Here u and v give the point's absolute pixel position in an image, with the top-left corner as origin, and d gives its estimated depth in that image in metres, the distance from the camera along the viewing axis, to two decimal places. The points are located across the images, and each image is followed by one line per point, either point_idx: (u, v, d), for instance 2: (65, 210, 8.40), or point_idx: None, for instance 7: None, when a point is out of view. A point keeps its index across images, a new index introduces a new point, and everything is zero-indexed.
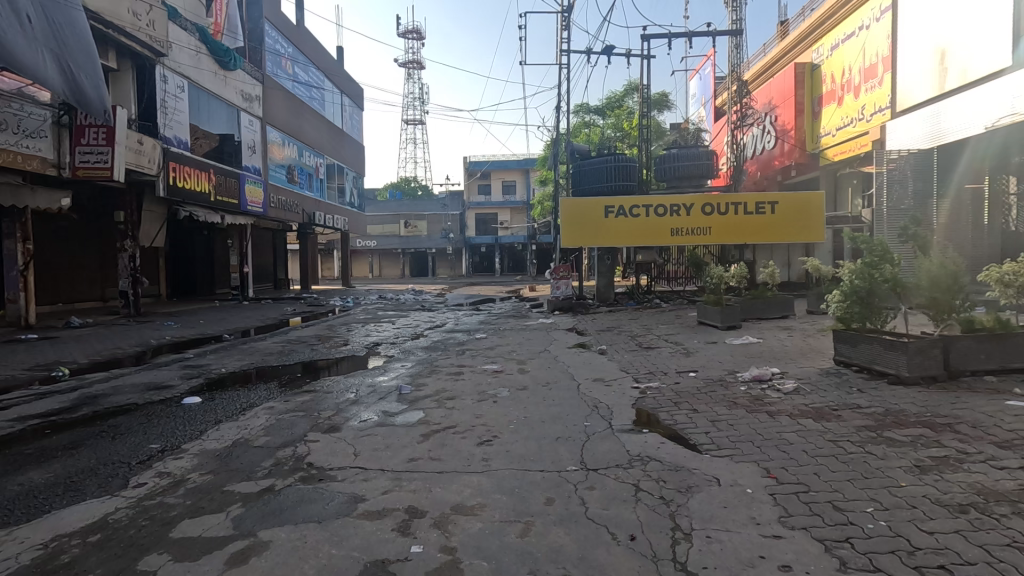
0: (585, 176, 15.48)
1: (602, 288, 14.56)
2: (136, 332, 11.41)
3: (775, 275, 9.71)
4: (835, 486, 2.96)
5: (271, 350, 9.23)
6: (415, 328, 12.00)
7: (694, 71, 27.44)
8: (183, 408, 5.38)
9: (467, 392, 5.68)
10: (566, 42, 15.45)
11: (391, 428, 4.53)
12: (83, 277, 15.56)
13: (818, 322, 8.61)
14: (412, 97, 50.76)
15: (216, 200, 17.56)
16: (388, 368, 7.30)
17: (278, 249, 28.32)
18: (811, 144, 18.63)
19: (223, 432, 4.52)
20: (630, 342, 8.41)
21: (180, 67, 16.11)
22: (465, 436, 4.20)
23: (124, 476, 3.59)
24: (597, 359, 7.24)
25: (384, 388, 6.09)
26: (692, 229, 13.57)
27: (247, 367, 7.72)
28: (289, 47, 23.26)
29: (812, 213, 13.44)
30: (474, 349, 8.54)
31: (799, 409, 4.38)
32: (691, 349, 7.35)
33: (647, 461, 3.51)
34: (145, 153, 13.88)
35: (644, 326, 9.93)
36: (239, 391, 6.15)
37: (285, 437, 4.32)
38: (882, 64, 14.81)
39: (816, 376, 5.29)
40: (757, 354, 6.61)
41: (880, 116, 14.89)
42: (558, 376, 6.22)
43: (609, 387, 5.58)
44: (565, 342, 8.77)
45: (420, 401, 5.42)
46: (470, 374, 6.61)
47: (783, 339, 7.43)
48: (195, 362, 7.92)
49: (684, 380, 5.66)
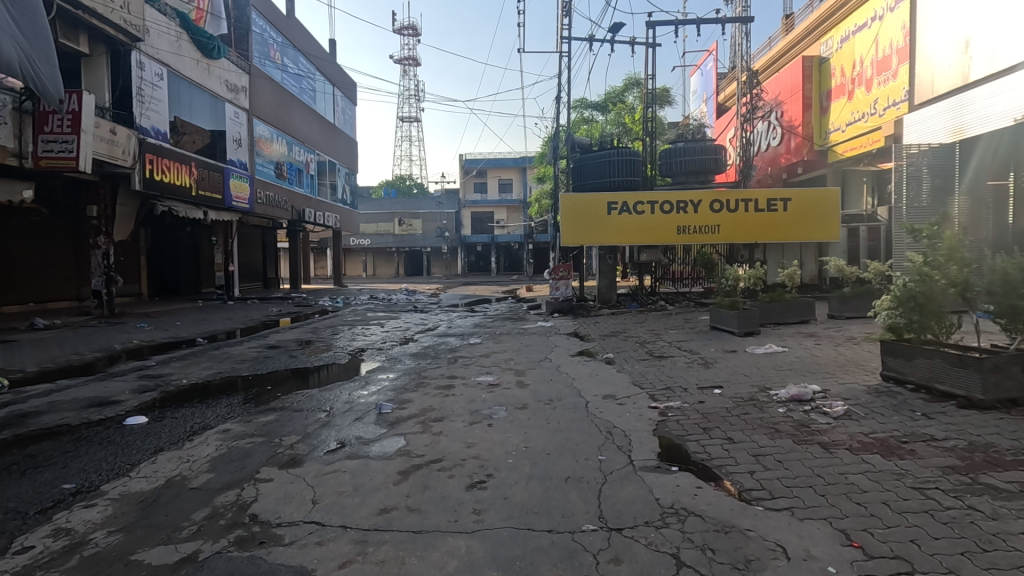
0: (587, 171, 14.69)
1: (604, 289, 13.79)
2: (104, 335, 10.57)
3: (795, 276, 8.97)
4: (950, 566, 2.19)
5: (245, 356, 8.41)
6: (404, 331, 11.17)
7: (695, 67, 26.79)
8: (123, 432, 4.55)
9: (458, 412, 4.88)
10: (567, 29, 14.60)
11: (364, 461, 3.73)
12: (56, 276, 14.72)
13: (844, 328, 7.85)
14: (408, 93, 49.89)
15: (198, 194, 16.69)
16: (371, 380, 6.49)
17: (267, 247, 27.43)
18: (820, 140, 17.94)
19: (160, 467, 3.71)
20: (638, 349, 7.65)
21: (159, 53, 15.25)
22: (453, 475, 3.41)
23: (9, 536, 2.77)
24: (605, 369, 6.45)
25: (362, 405, 5.29)
26: (700, 227, 12.83)
27: (212, 378, 6.87)
28: (278, 37, 22.40)
29: (825, 211, 12.72)
30: (467, 357, 7.73)
31: (860, 440, 3.62)
32: (710, 359, 6.58)
33: (685, 517, 2.73)
34: (118, 143, 13.08)
35: (652, 332, 9.16)
36: (195, 409, 5.33)
37: (231, 475, 3.51)
38: (897, 55, 14.14)
39: (865, 396, 4.52)
40: (787, 367, 5.84)
41: (895, 110, 14.25)
42: (562, 392, 5.45)
43: (621, 407, 4.81)
44: (567, 350, 8.01)
45: (402, 424, 4.62)
46: (462, 387, 5.82)
47: (812, 349, 6.67)
48: (155, 371, 7.10)
49: (710, 399, 4.89)
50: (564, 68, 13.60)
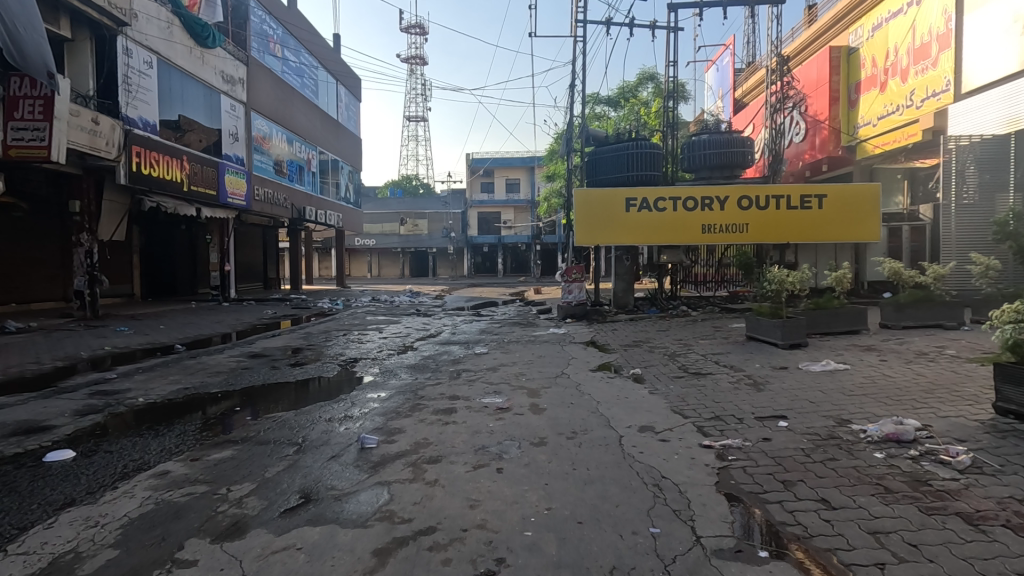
0: (602, 165, 13.68)
1: (620, 292, 12.78)
2: (74, 341, 9.63)
3: (846, 279, 7.84)
4: None
5: (220, 367, 7.43)
6: (404, 338, 10.19)
7: (711, 62, 25.69)
8: (34, 476, 3.57)
9: (459, 450, 3.88)
10: (583, 11, 13.50)
11: (331, 531, 2.73)
12: (40, 275, 13.90)
13: (907, 341, 6.79)
14: (415, 91, 49.04)
15: (190, 189, 15.81)
16: (358, 400, 5.47)
17: (268, 246, 26.56)
18: (848, 136, 16.82)
19: (53, 536, 2.73)
20: (669, 365, 6.59)
21: (149, 39, 14.37)
22: (450, 559, 2.43)
23: None
24: (635, 391, 5.42)
25: (342, 436, 4.31)
26: (726, 226, 11.80)
27: (175, 395, 5.89)
28: (277, 29, 21.52)
29: (865, 209, 11.65)
30: (471, 371, 6.74)
31: (1017, 512, 2.60)
32: (759, 379, 5.53)
33: None
34: (101, 134, 12.18)
35: (681, 342, 8.15)
36: (138, 439, 4.34)
37: (140, 556, 2.53)
38: (936, 43, 13.04)
39: (986, 437, 3.48)
40: (862, 391, 4.79)
41: (934, 102, 13.14)
42: (588, 421, 4.44)
43: (664, 446, 3.80)
44: (587, 363, 7.00)
45: (388, 466, 3.64)
46: (465, 413, 4.82)
47: (880, 367, 5.63)
48: (112, 386, 6.14)
49: (777, 436, 3.87)
50: (578, 53, 12.53)
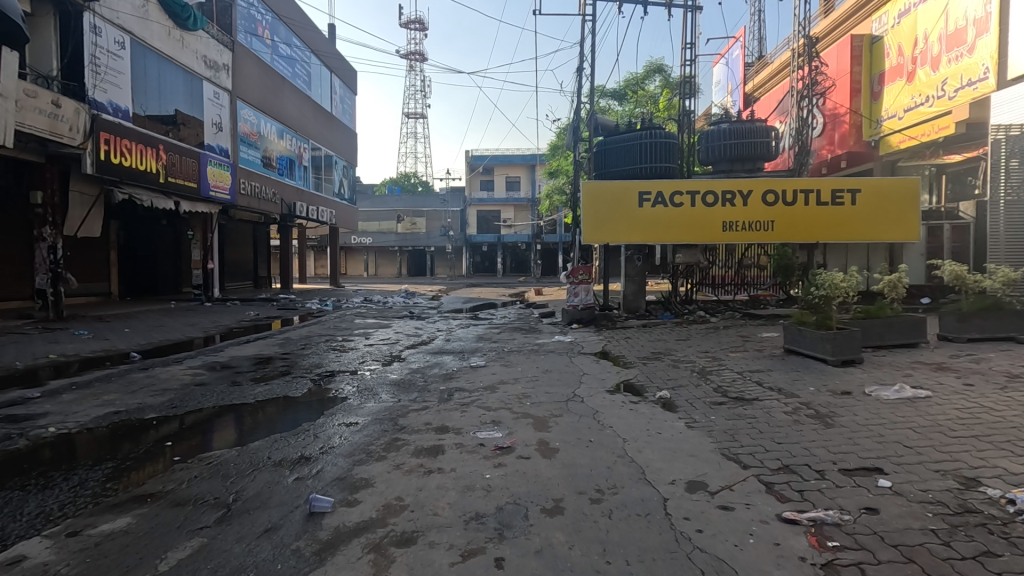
0: (611, 156, 12.63)
1: (631, 296, 11.65)
2: (19, 347, 8.54)
3: (901, 284, 6.69)
4: None
5: (170, 382, 6.32)
6: (392, 346, 9.09)
7: (720, 55, 24.81)
8: None
9: (445, 521, 2.78)
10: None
11: None
12: (4, 272, 12.88)
13: (986, 359, 5.72)
14: (413, 86, 47.92)
15: (166, 180, 14.66)
16: (321, 432, 4.35)
17: (258, 244, 25.39)
18: (869, 130, 15.75)
19: None
20: (702, 385, 5.50)
21: (120, 17, 13.22)
22: None
23: None
24: (669, 423, 4.34)
25: (288, 494, 3.19)
26: (749, 223, 10.72)
27: (98, 421, 4.76)
28: (266, 15, 20.40)
29: (902, 206, 10.58)
30: (466, 390, 5.66)
31: None
32: (822, 410, 4.43)
33: None
34: (63, 118, 11.04)
35: (709, 355, 7.07)
36: (17, 495, 3.24)
37: None
38: (973, 27, 11.93)
39: None
40: (973, 432, 3.68)
41: (970, 91, 12.01)
42: (617, 473, 3.34)
43: (729, 518, 2.72)
44: (603, 381, 5.90)
45: (339, 551, 2.53)
46: (455, 454, 3.75)
47: (974, 394, 4.53)
48: (27, 409, 5.04)
49: (889, 505, 2.77)
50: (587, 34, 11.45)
